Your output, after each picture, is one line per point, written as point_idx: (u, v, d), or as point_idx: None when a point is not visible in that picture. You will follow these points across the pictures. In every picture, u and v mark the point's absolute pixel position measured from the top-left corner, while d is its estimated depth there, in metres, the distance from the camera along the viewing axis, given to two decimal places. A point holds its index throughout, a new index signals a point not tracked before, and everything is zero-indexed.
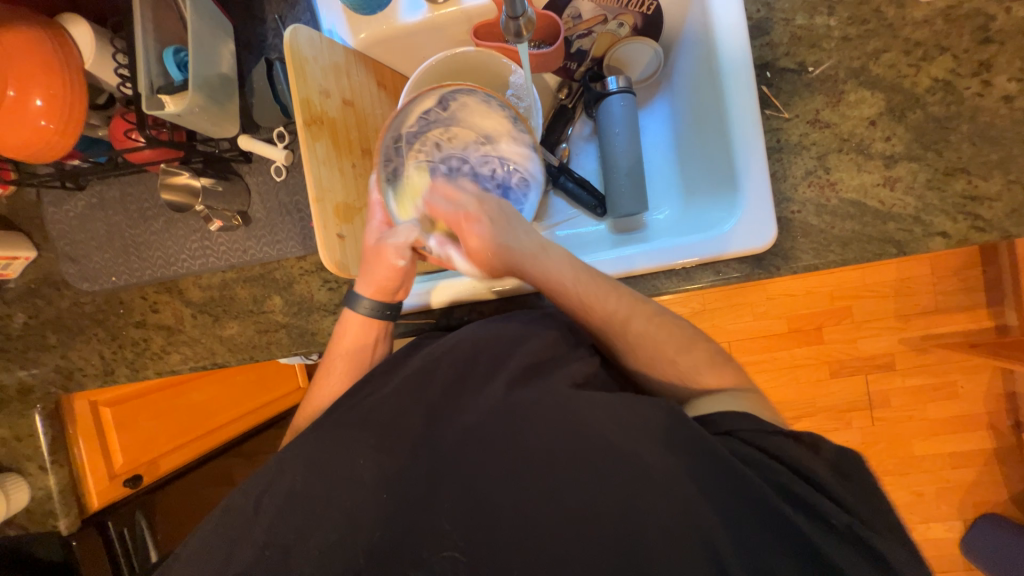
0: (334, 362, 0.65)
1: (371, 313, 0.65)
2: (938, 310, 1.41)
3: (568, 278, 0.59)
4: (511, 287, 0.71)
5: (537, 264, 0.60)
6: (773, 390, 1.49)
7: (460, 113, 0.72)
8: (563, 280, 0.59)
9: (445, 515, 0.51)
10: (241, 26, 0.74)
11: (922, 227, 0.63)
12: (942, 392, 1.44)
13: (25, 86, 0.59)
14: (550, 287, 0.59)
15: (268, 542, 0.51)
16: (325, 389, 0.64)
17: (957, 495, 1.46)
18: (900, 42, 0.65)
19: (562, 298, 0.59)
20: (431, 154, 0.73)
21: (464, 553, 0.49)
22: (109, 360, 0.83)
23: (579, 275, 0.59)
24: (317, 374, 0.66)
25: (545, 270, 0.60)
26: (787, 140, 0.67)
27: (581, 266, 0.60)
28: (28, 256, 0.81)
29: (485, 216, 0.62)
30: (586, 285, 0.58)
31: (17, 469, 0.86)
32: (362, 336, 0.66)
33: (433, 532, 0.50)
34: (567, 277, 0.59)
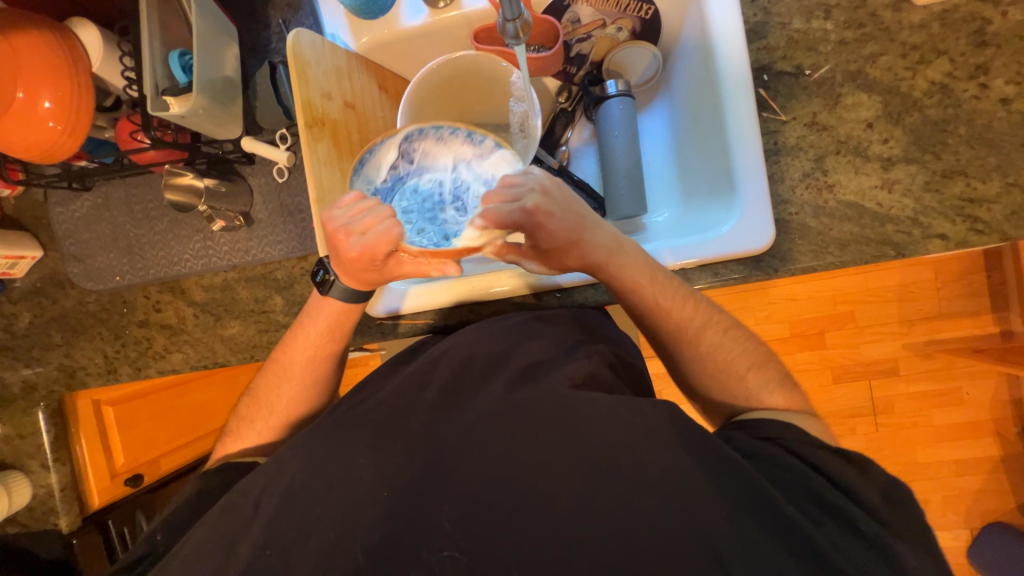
0: (296, 351, 0.67)
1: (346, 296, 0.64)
2: (941, 315, 1.40)
3: (644, 280, 0.60)
4: (507, 290, 0.71)
5: (615, 262, 0.60)
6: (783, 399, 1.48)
7: (423, 164, 0.61)
8: (638, 277, 0.60)
9: (446, 515, 0.49)
10: (246, 30, 0.75)
11: (921, 230, 0.63)
12: (947, 398, 1.43)
13: (35, 88, 0.61)
14: (624, 283, 0.61)
15: (265, 540, 0.51)
16: (287, 376, 0.67)
17: (964, 503, 1.44)
18: (896, 45, 0.65)
19: (631, 295, 0.61)
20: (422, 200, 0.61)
21: (465, 552, 0.48)
22: (112, 359, 0.84)
23: (653, 274, 0.61)
24: (279, 359, 0.68)
25: (618, 271, 0.61)
26: (784, 142, 0.67)
27: (655, 265, 0.62)
28: (35, 256, 0.82)
29: (558, 204, 0.56)
30: (658, 285, 0.61)
31: (20, 467, 0.87)
32: (326, 336, 0.67)
33: (432, 532, 0.49)
34: (640, 283, 0.60)
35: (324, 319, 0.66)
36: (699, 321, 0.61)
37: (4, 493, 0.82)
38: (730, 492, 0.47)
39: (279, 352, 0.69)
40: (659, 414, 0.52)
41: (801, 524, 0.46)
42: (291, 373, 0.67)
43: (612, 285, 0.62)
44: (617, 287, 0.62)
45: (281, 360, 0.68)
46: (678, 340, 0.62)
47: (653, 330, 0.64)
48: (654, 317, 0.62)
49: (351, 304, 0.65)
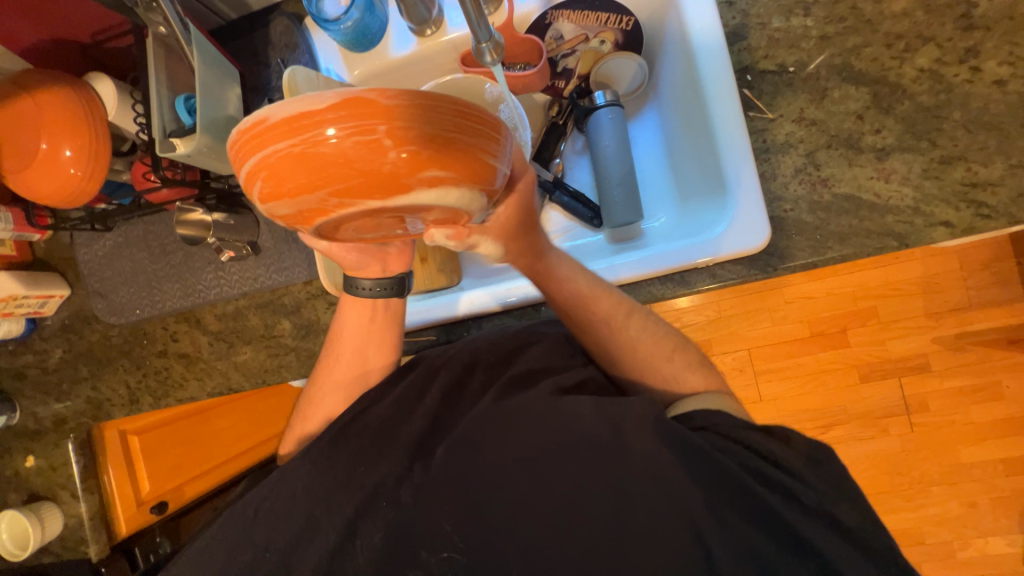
0: (340, 351, 0.67)
1: (373, 294, 0.62)
2: (969, 306, 1.34)
3: (578, 275, 0.59)
4: (495, 308, 0.71)
5: (555, 277, 0.58)
6: (780, 401, 1.44)
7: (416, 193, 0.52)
8: (579, 290, 0.58)
9: (442, 517, 0.50)
10: (248, 72, 0.80)
11: (923, 219, 0.62)
12: (986, 392, 1.36)
13: (58, 141, 0.66)
14: (560, 291, 0.58)
15: (267, 546, 0.52)
16: (326, 389, 0.66)
17: (1015, 505, 1.35)
18: (880, 35, 0.65)
19: (561, 291, 0.58)
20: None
21: (464, 554, 0.49)
22: (134, 389, 0.88)
23: (585, 270, 0.60)
24: (326, 355, 0.68)
25: (549, 265, 0.58)
26: (773, 140, 0.67)
27: (600, 280, 0.60)
28: (63, 294, 0.88)
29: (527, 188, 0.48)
30: (587, 279, 0.59)
31: (53, 498, 0.91)
32: (362, 322, 0.65)
33: (429, 533, 0.50)
34: (566, 277, 0.58)
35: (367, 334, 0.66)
36: (625, 307, 0.60)
37: (37, 523, 0.87)
38: (726, 485, 0.45)
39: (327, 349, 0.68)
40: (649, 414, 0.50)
41: (802, 527, 0.44)
42: (325, 383, 0.67)
43: (543, 278, 0.58)
44: (554, 297, 0.59)
45: (329, 350, 0.68)
46: (607, 329, 0.59)
47: (580, 325, 0.60)
48: (583, 309, 0.59)
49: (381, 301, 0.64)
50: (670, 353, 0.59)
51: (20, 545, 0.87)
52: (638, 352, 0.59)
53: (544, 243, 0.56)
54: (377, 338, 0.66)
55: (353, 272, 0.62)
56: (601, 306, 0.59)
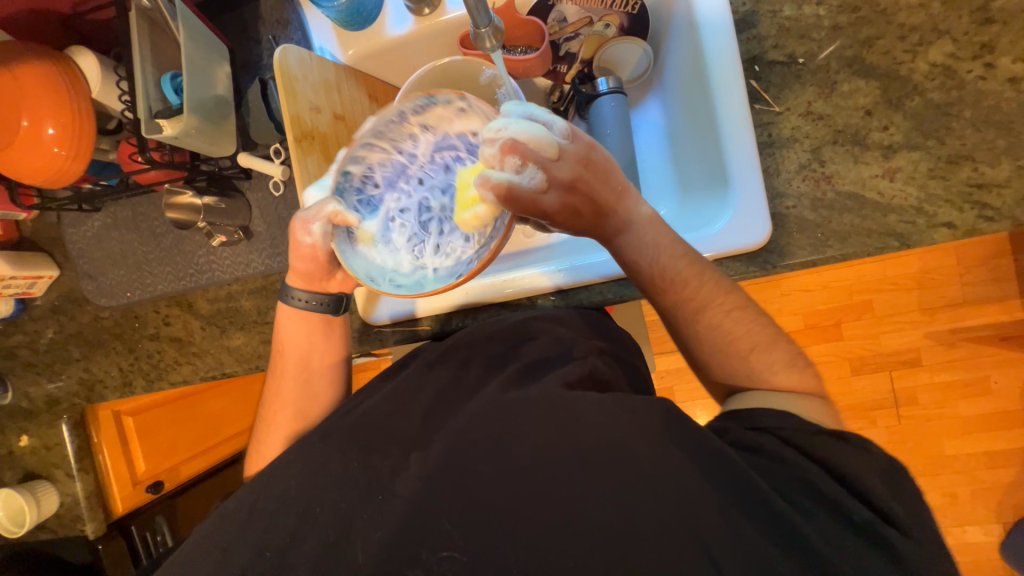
0: (285, 361, 0.69)
1: (306, 305, 0.68)
2: (964, 302, 1.35)
3: (671, 253, 0.60)
4: (548, 287, 0.70)
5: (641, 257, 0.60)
6: None
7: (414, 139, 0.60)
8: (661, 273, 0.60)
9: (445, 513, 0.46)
10: (238, 49, 0.77)
11: (925, 219, 0.61)
12: (975, 388, 1.37)
13: (39, 117, 0.63)
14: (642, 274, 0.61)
15: (264, 545, 0.50)
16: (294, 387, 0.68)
17: (995, 497, 1.39)
18: (894, 27, 0.63)
19: (644, 273, 0.61)
20: (433, 172, 0.65)
21: (464, 552, 0.45)
22: (127, 372, 0.88)
23: (679, 247, 0.61)
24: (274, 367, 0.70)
25: (632, 247, 0.61)
26: (778, 134, 0.66)
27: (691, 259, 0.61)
28: (52, 275, 0.86)
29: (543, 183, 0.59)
30: (674, 259, 0.60)
31: (49, 477, 0.91)
32: (304, 328, 0.69)
33: (432, 530, 0.46)
34: (649, 261, 0.60)
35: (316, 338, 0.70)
36: (723, 291, 0.60)
37: (33, 502, 0.87)
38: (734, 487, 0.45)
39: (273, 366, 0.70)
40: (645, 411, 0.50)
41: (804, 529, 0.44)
42: (287, 385, 0.68)
43: (629, 258, 0.61)
44: (640, 277, 0.62)
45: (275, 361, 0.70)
46: (684, 314, 0.60)
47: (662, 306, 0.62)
48: (661, 292, 0.61)
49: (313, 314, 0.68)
50: None
51: (15, 523, 0.87)
52: (728, 340, 0.58)
53: (625, 223, 0.60)
54: (319, 339, 0.70)
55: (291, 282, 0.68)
56: (686, 289, 0.59)
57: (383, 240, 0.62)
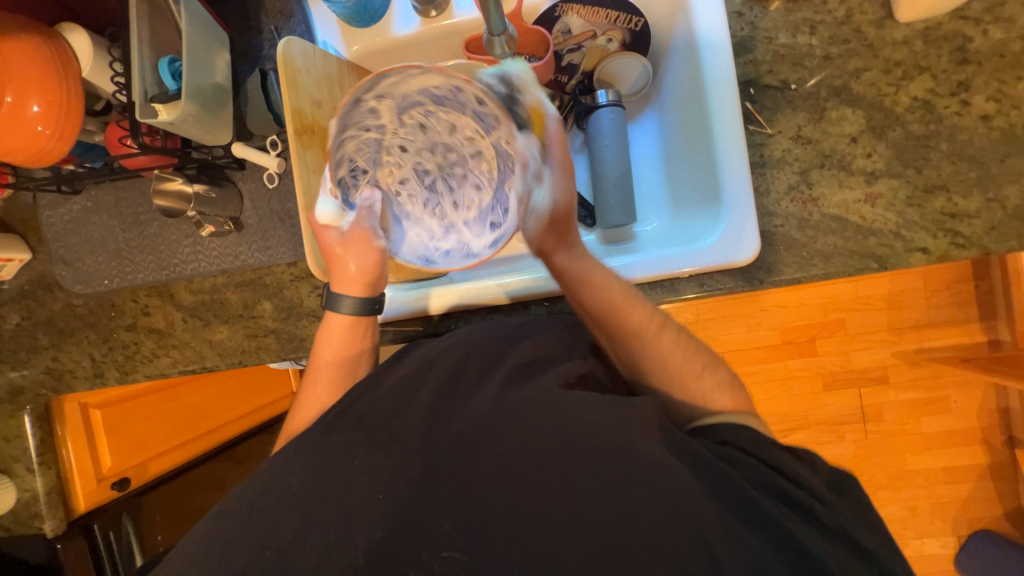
0: (319, 363, 0.66)
1: (356, 312, 0.66)
2: (929, 324, 1.42)
3: (612, 284, 0.62)
4: (501, 298, 0.71)
5: (589, 286, 0.61)
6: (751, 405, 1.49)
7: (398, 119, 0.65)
8: (614, 299, 0.61)
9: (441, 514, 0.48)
10: (238, 37, 0.76)
11: (902, 243, 0.64)
12: (937, 406, 1.44)
13: (23, 92, 0.60)
14: (596, 301, 0.61)
15: (261, 543, 0.49)
16: (320, 383, 0.65)
17: (952, 511, 1.46)
18: (879, 61, 0.66)
19: (591, 299, 0.61)
20: (411, 134, 0.68)
21: (464, 552, 0.47)
22: (99, 362, 0.84)
23: (618, 281, 0.63)
24: (307, 376, 0.66)
25: (582, 273, 0.62)
26: (770, 155, 0.68)
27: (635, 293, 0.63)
28: (23, 258, 0.82)
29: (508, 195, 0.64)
30: (622, 288, 0.62)
31: (6, 471, 0.86)
32: (348, 330, 0.66)
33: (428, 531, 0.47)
34: (601, 285, 0.61)
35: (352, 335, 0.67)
36: (658, 319, 0.62)
37: None
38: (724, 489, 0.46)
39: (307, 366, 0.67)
40: (647, 417, 0.50)
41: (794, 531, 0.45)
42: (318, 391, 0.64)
43: (578, 285, 0.62)
44: (592, 312, 0.62)
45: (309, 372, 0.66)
46: (639, 341, 0.61)
47: (615, 334, 0.62)
48: (616, 317, 0.61)
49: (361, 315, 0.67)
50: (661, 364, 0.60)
51: None
52: (668, 365, 0.60)
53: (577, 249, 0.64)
54: (354, 337, 0.67)
55: (337, 290, 0.66)
56: (638, 316, 0.61)
57: (406, 216, 0.68)
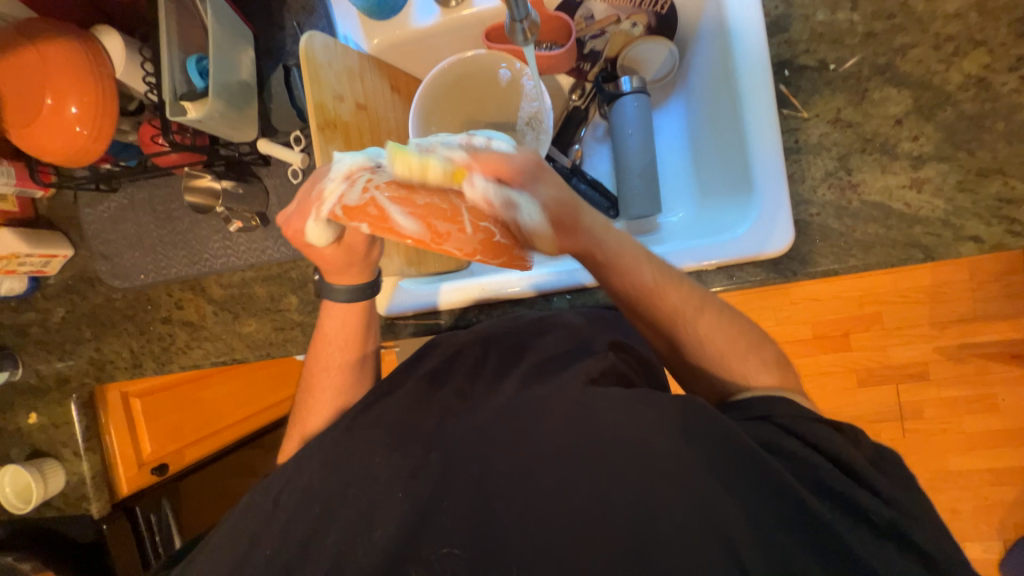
0: (327, 351, 0.66)
1: (351, 297, 0.63)
2: (975, 318, 1.33)
3: (643, 263, 0.56)
4: (529, 292, 0.70)
5: (623, 270, 0.56)
6: None
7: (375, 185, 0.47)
8: (646, 278, 0.56)
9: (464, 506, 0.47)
10: (262, 34, 0.76)
11: (952, 232, 0.60)
12: (983, 404, 1.36)
13: (63, 95, 0.63)
14: (625, 279, 0.56)
15: (288, 529, 0.51)
16: (329, 371, 0.66)
17: (997, 514, 1.38)
18: (929, 36, 0.62)
19: (624, 279, 0.56)
20: None
21: (481, 543, 0.46)
22: (138, 354, 0.88)
23: (648, 257, 0.57)
24: (312, 361, 0.68)
25: (611, 251, 0.55)
26: (806, 140, 0.65)
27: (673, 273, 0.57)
28: (66, 254, 0.86)
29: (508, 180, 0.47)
30: (655, 269, 0.56)
31: (55, 455, 0.91)
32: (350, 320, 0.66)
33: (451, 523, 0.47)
34: (631, 266, 0.56)
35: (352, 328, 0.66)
36: (696, 299, 0.57)
37: (40, 480, 0.87)
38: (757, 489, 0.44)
39: (311, 356, 0.68)
40: (677, 413, 0.48)
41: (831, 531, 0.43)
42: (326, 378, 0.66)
43: (610, 264, 0.55)
44: (626, 295, 0.57)
45: (313, 358, 0.68)
46: (672, 325, 0.57)
47: (648, 317, 0.58)
48: (650, 301, 0.56)
49: (357, 301, 0.65)
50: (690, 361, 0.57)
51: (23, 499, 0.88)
52: (707, 350, 0.57)
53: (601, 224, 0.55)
54: (352, 331, 0.66)
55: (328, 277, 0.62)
56: (675, 297, 0.56)
57: None
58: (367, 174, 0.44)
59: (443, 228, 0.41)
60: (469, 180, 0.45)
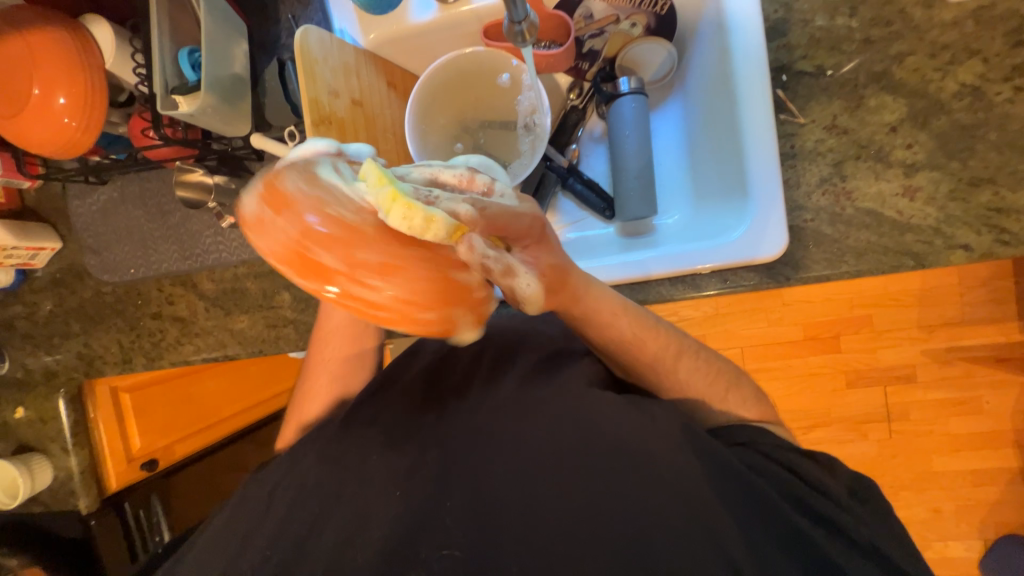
0: (323, 351, 0.67)
1: None
2: (963, 322, 1.35)
3: (620, 315, 0.54)
4: None
5: (604, 329, 0.54)
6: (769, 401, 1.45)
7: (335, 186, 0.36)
8: (624, 336, 0.54)
9: (458, 508, 0.48)
10: (256, 26, 0.75)
11: (942, 240, 0.60)
12: (969, 407, 1.39)
13: (52, 86, 0.62)
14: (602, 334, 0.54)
15: (280, 530, 0.51)
16: (324, 365, 0.66)
17: (979, 514, 1.41)
18: (925, 45, 0.62)
19: (602, 334, 0.54)
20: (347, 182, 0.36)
21: (468, 545, 0.47)
22: (127, 349, 0.87)
23: (626, 309, 0.55)
24: (312, 356, 0.68)
25: (591, 309, 0.52)
26: (801, 146, 0.65)
27: (648, 325, 0.56)
28: (54, 247, 0.85)
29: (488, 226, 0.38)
30: (632, 321, 0.55)
31: (42, 450, 0.91)
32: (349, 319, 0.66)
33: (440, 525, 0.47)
34: (611, 322, 0.53)
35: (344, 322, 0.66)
36: (673, 346, 0.57)
37: (26, 475, 0.86)
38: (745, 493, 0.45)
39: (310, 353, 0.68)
40: None
41: None
42: (316, 376, 0.66)
43: (588, 323, 0.53)
44: (605, 348, 0.56)
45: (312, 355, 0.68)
46: (651, 370, 0.57)
47: (625, 364, 0.58)
48: (627, 351, 0.55)
49: None
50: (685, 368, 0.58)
51: (10, 494, 0.87)
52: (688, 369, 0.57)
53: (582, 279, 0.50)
54: (348, 330, 0.66)
55: None
56: (654, 347, 0.56)
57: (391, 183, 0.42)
58: (296, 179, 0.33)
59: (364, 290, 0.32)
60: (461, 240, 0.34)
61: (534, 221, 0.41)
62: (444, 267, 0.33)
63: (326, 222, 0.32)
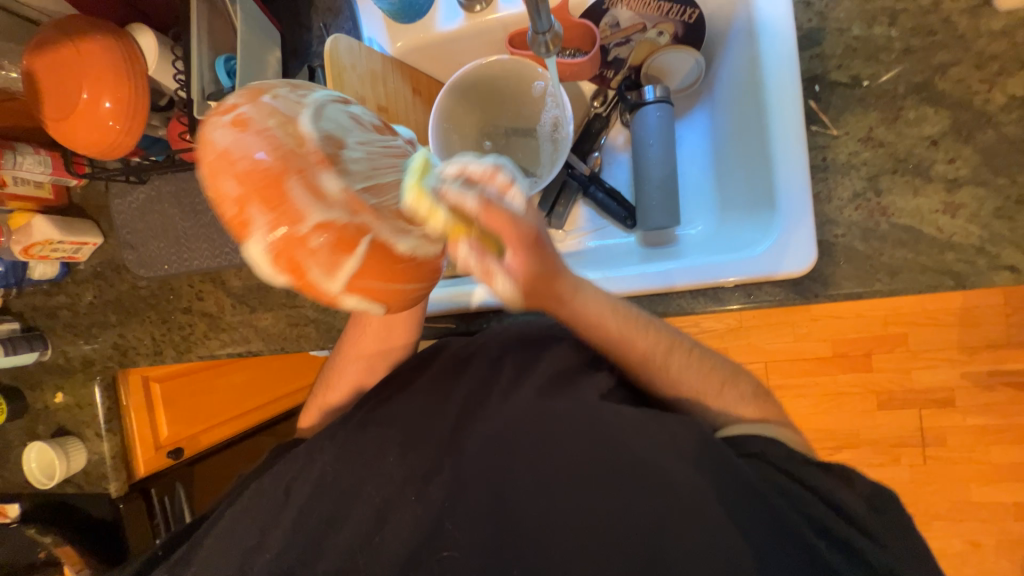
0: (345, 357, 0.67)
1: None
2: (1008, 345, 1.28)
3: (608, 315, 0.53)
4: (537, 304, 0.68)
5: (596, 326, 0.53)
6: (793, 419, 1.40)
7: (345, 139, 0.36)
8: (609, 333, 0.53)
9: (468, 515, 0.48)
10: (289, 34, 0.78)
11: (986, 260, 0.57)
12: (1013, 435, 1.31)
13: (98, 90, 0.65)
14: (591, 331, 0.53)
15: (294, 526, 0.52)
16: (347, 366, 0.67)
17: (1021, 550, 1.32)
18: (971, 55, 0.59)
19: (591, 334, 0.54)
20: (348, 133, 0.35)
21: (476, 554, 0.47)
22: (159, 341, 0.90)
23: (614, 309, 0.54)
24: (335, 356, 0.69)
25: (576, 311, 0.51)
26: (834, 158, 0.63)
27: (636, 321, 0.55)
28: (96, 242, 0.89)
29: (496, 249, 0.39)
30: (619, 319, 0.54)
31: (78, 434, 0.95)
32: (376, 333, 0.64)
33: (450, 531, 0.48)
34: (598, 318, 0.52)
35: (378, 329, 0.64)
36: (665, 343, 0.55)
37: (63, 457, 0.91)
38: (768, 526, 0.43)
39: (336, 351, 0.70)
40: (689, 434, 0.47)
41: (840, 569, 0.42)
42: (338, 377, 0.68)
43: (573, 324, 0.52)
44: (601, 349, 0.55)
45: (337, 357, 0.68)
46: (648, 371, 0.56)
47: (621, 365, 0.57)
48: (618, 351, 0.55)
49: None
50: (707, 386, 0.55)
51: (48, 475, 0.92)
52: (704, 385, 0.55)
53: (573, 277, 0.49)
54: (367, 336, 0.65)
55: None
56: (647, 344, 0.55)
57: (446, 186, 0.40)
58: (281, 86, 0.36)
59: (231, 164, 0.32)
60: (333, 170, 0.33)
61: (532, 233, 0.40)
62: (290, 179, 0.32)
63: (254, 113, 0.33)
